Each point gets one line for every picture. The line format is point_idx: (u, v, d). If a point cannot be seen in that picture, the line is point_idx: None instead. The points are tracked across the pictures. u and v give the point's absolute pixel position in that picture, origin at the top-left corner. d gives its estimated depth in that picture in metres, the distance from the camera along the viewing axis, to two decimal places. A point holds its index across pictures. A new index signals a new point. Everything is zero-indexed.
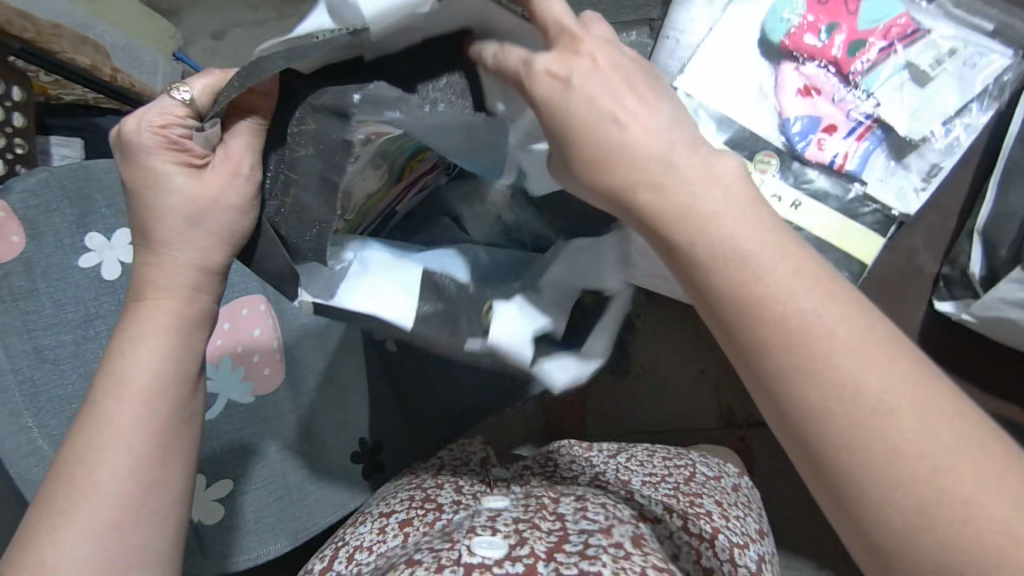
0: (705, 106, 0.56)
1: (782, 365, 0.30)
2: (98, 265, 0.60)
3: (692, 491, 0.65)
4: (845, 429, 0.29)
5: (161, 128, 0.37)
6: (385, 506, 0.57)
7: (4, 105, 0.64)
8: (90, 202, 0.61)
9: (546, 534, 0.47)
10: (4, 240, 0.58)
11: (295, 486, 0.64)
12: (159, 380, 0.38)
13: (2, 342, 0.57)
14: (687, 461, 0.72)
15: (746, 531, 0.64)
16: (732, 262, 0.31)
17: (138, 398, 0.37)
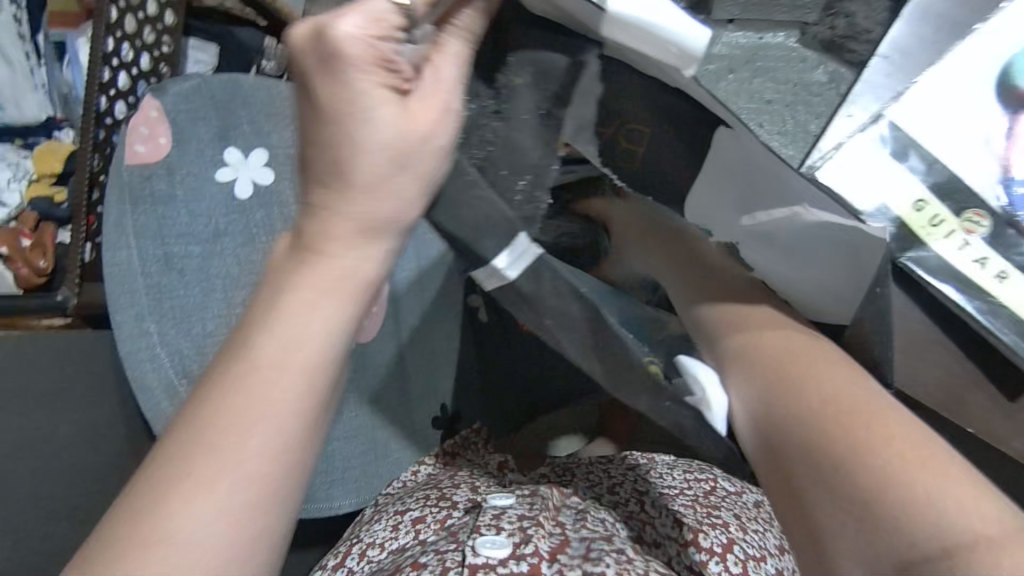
0: (918, 143, 0.44)
1: (816, 411, 0.39)
2: (232, 183, 0.61)
3: (710, 503, 0.62)
4: (845, 448, 0.37)
5: (376, 39, 0.30)
6: (400, 506, 0.60)
7: (132, 74, 0.71)
8: (232, 114, 0.63)
9: (549, 534, 0.49)
10: (152, 141, 0.58)
11: (379, 445, 0.68)
12: (302, 342, 0.34)
13: (134, 245, 0.56)
14: (710, 473, 0.67)
15: (766, 545, 0.60)
16: (781, 349, 0.43)
17: (277, 367, 0.33)
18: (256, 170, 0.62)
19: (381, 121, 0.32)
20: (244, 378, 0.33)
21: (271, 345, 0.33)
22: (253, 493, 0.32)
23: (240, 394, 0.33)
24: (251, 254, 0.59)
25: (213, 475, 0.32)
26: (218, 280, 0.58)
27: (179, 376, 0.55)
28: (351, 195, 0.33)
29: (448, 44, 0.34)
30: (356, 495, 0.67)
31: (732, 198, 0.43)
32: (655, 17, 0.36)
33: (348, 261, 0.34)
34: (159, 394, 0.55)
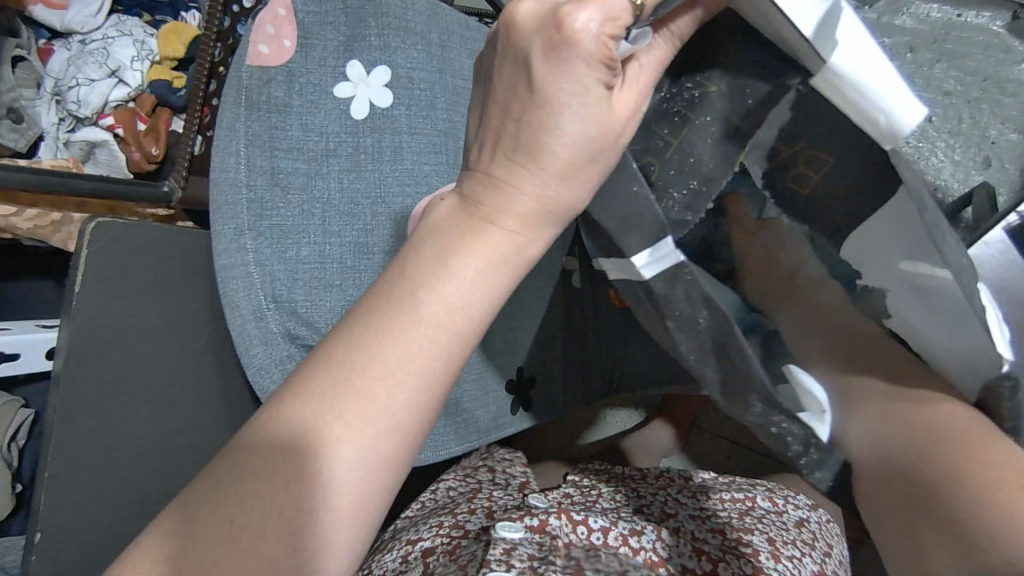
0: None
1: (915, 419, 0.39)
2: (349, 101, 0.57)
3: (743, 526, 0.63)
4: (944, 454, 0.37)
5: (609, 37, 0.31)
6: (413, 534, 0.60)
7: None
8: (362, 27, 0.58)
9: (558, 571, 0.48)
10: (277, 42, 0.55)
11: (451, 402, 0.65)
12: (463, 305, 0.34)
13: (246, 152, 0.53)
14: (747, 494, 0.68)
15: (805, 571, 0.59)
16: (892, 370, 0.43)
17: (438, 327, 0.33)
18: (376, 91, 0.58)
19: (579, 117, 0.32)
20: (397, 328, 0.33)
21: (442, 290, 0.33)
22: (396, 444, 0.34)
23: (399, 346, 0.33)
24: (355, 181, 0.57)
25: (353, 420, 0.33)
26: (321, 206, 0.55)
27: (268, 300, 0.53)
28: (545, 178, 0.34)
29: (656, 52, 0.34)
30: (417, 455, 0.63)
31: (893, 252, 0.40)
32: (871, 79, 0.33)
33: (520, 232, 0.34)
34: (245, 311, 0.53)
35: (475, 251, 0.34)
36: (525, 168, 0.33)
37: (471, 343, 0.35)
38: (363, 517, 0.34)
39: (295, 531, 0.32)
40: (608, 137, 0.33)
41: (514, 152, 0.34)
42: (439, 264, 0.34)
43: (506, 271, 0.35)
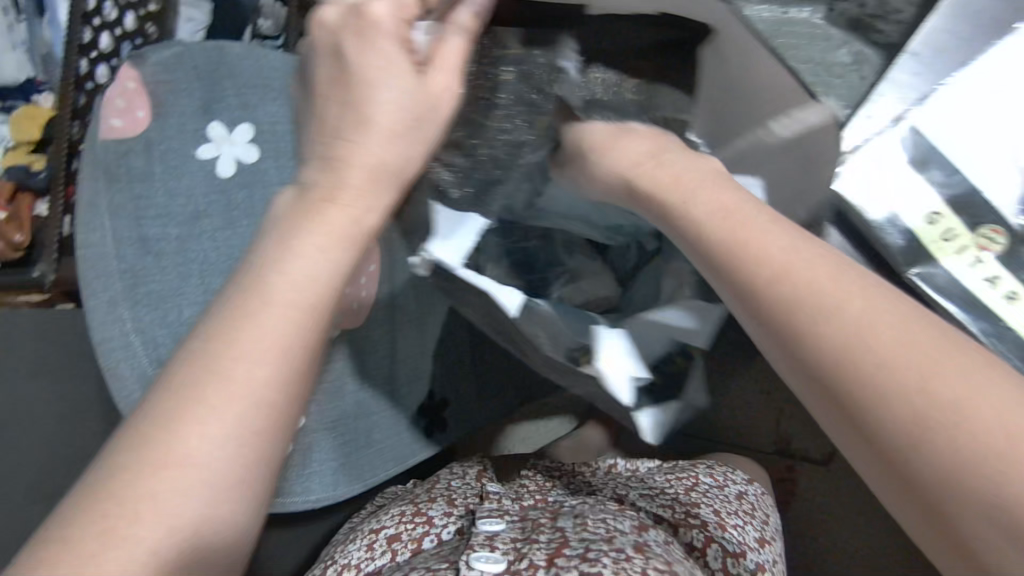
0: (936, 151, 0.48)
1: (828, 342, 0.34)
2: (216, 159, 0.59)
3: (691, 501, 0.65)
4: (834, 359, 0.33)
5: (403, 21, 0.40)
6: (374, 523, 0.61)
7: (115, 35, 0.67)
8: (219, 90, 0.60)
9: (542, 546, 0.49)
10: (129, 114, 0.55)
11: (363, 434, 0.67)
12: (311, 282, 0.37)
13: (110, 224, 0.53)
14: (690, 472, 0.71)
15: (745, 538, 0.63)
16: (804, 289, 0.35)
17: (289, 303, 0.36)
18: (241, 149, 0.60)
19: (395, 91, 0.40)
20: (254, 308, 0.36)
21: (286, 269, 0.37)
22: (265, 416, 0.35)
23: (255, 324, 0.35)
24: (230, 237, 0.58)
25: (219, 398, 0.34)
26: (197, 266, 0.56)
27: (155, 366, 0.54)
28: (374, 139, 0.40)
29: (451, 40, 0.42)
30: (333, 490, 0.66)
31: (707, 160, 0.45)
32: None
33: (353, 210, 0.39)
34: (132, 383, 0.53)
35: (315, 235, 0.37)
36: (357, 142, 0.39)
37: (327, 314, 0.38)
38: (244, 494, 0.35)
39: (189, 518, 0.33)
40: (426, 104, 0.41)
41: (341, 136, 0.40)
42: (285, 248, 0.37)
43: (349, 246, 0.38)
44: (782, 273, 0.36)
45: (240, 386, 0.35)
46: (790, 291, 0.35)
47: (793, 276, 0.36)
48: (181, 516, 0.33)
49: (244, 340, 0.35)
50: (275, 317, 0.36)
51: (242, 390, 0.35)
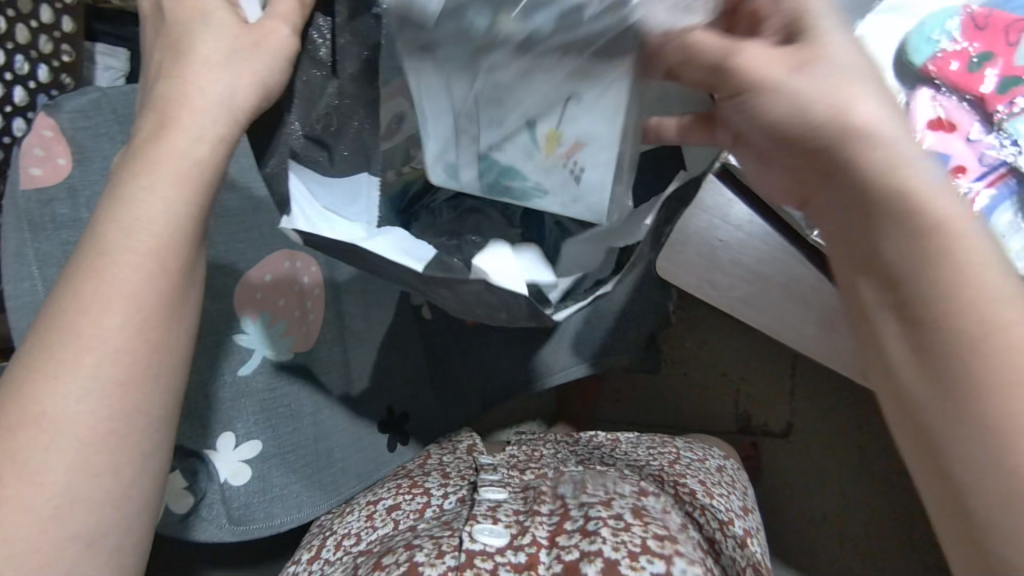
0: None
1: (941, 274, 0.37)
2: None
3: (678, 471, 0.66)
4: (923, 284, 0.37)
5: None
6: (371, 496, 0.61)
7: (28, 88, 0.67)
8: None
9: (545, 519, 0.48)
10: (51, 161, 0.56)
11: (324, 453, 0.67)
12: (160, 234, 0.38)
13: (40, 272, 0.53)
14: (672, 447, 0.72)
15: (731, 508, 0.65)
16: (940, 218, 0.37)
17: (142, 254, 0.38)
18: None
19: (221, 32, 0.41)
20: (102, 261, 0.38)
21: (125, 221, 0.38)
22: (126, 371, 0.38)
23: (107, 273, 0.37)
24: None
25: (79, 356, 0.37)
26: None
27: None
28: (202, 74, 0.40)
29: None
30: (295, 512, 0.65)
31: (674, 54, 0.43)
32: None
33: (184, 145, 0.39)
34: None
35: (158, 176, 0.39)
36: (191, 77, 0.40)
37: (178, 258, 0.39)
38: (125, 445, 0.38)
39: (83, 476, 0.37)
40: (256, 32, 0.42)
41: (173, 79, 0.40)
42: (125, 199, 0.38)
43: (183, 184, 0.39)
44: (891, 175, 0.38)
45: (92, 346, 0.37)
46: (908, 201, 0.37)
47: (903, 185, 0.38)
48: (56, 470, 0.36)
49: (97, 296, 0.37)
50: (129, 270, 0.38)
51: (111, 354, 0.37)
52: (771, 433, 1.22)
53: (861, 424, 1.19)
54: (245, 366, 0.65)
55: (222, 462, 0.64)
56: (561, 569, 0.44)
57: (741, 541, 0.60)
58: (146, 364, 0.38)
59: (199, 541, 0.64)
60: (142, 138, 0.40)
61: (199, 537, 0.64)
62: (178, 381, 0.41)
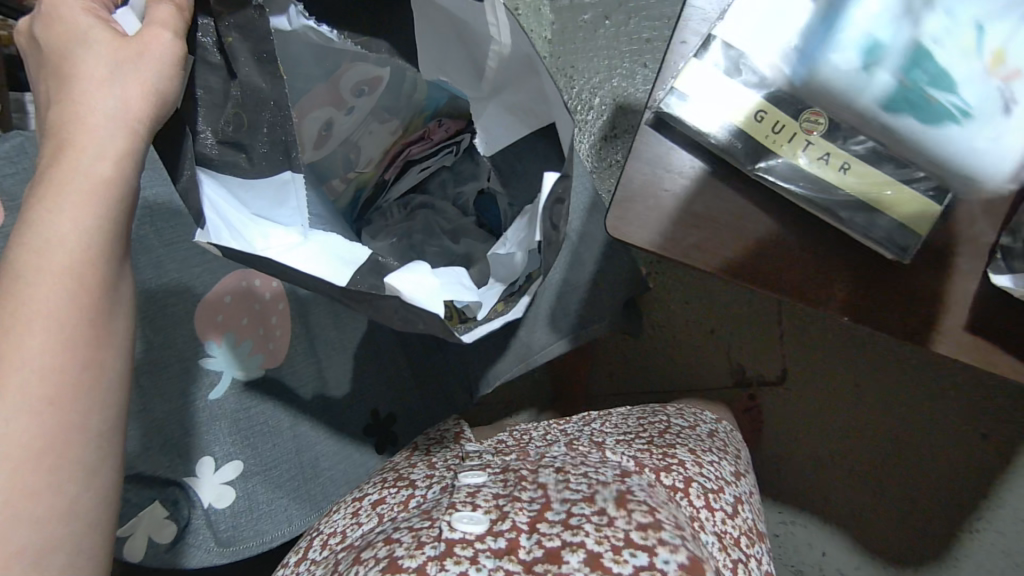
0: (746, 58, 0.55)
1: None
2: None
3: (666, 443, 0.63)
4: None
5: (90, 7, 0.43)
6: (358, 493, 0.60)
7: None
8: None
9: (526, 505, 0.47)
10: None
11: (309, 464, 0.68)
12: (80, 249, 0.40)
13: None
14: (662, 418, 0.71)
15: (721, 475, 0.62)
16: None
17: (65, 272, 0.39)
18: None
19: (99, 52, 0.41)
20: (18, 285, 0.39)
21: (37, 245, 0.39)
22: (55, 385, 0.38)
23: (30, 293, 0.39)
24: None
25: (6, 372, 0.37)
26: None
27: None
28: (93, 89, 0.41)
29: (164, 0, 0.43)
30: (285, 527, 0.66)
31: None
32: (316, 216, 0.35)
33: (85, 165, 0.40)
34: None
35: (66, 199, 0.40)
36: (80, 98, 0.41)
37: (92, 277, 0.40)
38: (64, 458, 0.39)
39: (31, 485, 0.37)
40: (135, 42, 0.42)
41: (63, 105, 0.41)
42: (33, 222, 0.39)
43: (87, 205, 0.40)
44: None
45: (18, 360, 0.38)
46: None
47: None
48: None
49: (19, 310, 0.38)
50: (54, 287, 0.39)
51: (51, 366, 0.38)
52: (767, 382, 1.22)
53: (854, 357, 1.20)
54: (215, 391, 0.64)
55: (204, 487, 0.64)
56: (542, 555, 0.43)
57: (731, 511, 0.58)
58: (77, 376, 0.39)
59: (191, 566, 0.64)
60: (45, 162, 0.41)
61: (193, 564, 0.64)
62: (116, 395, 0.42)
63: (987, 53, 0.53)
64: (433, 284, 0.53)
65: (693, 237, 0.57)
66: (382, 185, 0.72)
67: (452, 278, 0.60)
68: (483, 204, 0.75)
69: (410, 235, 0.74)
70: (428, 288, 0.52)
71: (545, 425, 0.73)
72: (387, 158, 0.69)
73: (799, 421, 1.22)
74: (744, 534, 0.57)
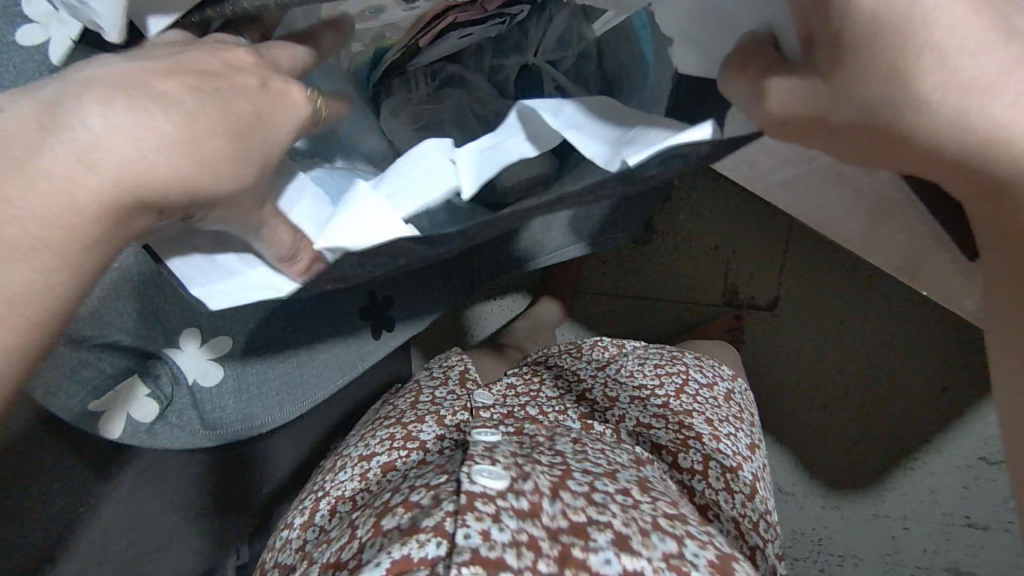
0: None
1: None
2: (48, 44, 0.53)
3: (684, 410, 0.71)
4: None
5: None
6: (363, 449, 0.69)
7: None
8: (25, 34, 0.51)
9: (546, 471, 0.57)
10: None
11: (300, 348, 0.67)
12: None
13: None
14: (681, 369, 0.77)
15: (738, 449, 0.70)
16: None
17: None
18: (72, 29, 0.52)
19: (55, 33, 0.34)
20: None
21: None
22: None
23: None
24: None
25: None
26: None
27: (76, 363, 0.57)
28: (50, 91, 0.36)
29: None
30: (274, 412, 0.68)
31: None
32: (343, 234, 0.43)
33: None
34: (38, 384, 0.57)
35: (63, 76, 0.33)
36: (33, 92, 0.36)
37: None
38: None
39: None
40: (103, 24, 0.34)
41: None
42: None
43: None
44: None
45: None
46: None
47: None
48: None
49: None
50: None
51: None
52: (757, 306, 1.19)
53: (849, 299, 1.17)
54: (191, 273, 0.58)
55: (190, 365, 0.63)
56: (568, 527, 0.50)
57: (748, 493, 0.67)
58: None
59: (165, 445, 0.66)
60: None
61: (167, 442, 0.65)
62: None
63: None
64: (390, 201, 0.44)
65: (781, 175, 0.51)
66: (411, 52, 0.59)
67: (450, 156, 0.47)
68: (527, 82, 0.64)
69: (435, 119, 0.63)
70: (388, 219, 0.43)
71: (557, 358, 0.80)
72: (423, 22, 0.54)
73: (786, 363, 1.19)
74: (760, 517, 0.66)
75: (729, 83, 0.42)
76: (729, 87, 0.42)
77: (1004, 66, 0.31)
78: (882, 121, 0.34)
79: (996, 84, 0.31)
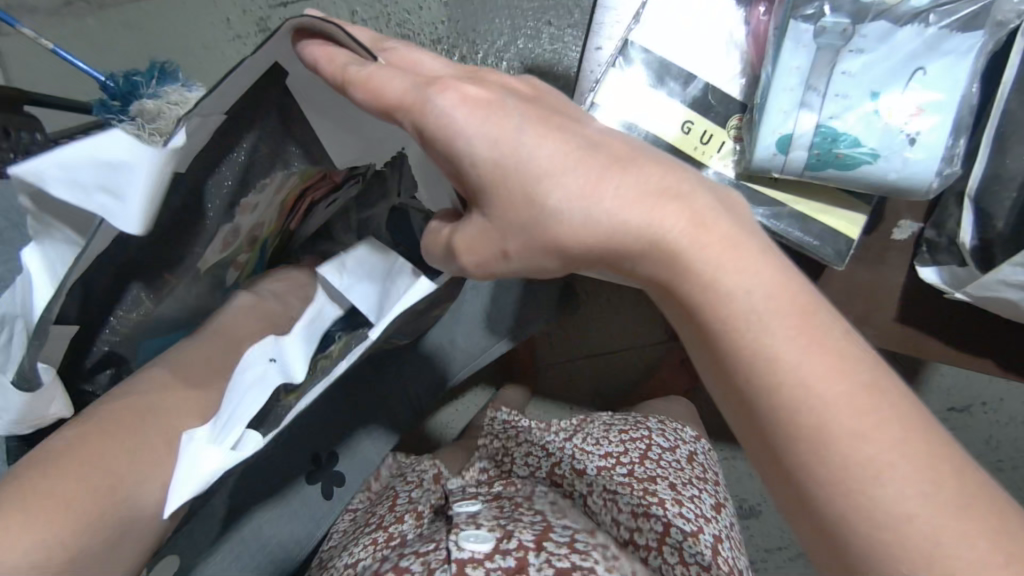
0: (669, 68, 0.48)
1: (855, 528, 0.30)
2: None
3: (647, 475, 0.74)
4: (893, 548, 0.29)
5: None
6: (349, 556, 0.68)
7: None
8: None
9: (530, 527, 0.61)
10: None
11: (256, 540, 0.70)
12: None
13: None
14: (644, 433, 0.79)
15: (701, 513, 0.72)
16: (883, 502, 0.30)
17: None
18: None
19: None
20: None
21: None
22: None
23: None
24: None
25: None
26: None
27: None
28: None
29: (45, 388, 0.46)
30: None
31: None
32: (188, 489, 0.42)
33: None
34: None
35: None
36: None
37: None
38: None
39: None
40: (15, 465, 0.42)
41: None
42: None
43: None
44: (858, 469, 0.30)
45: None
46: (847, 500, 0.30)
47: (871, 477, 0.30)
48: None
49: None
50: None
51: None
52: None
53: None
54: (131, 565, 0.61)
55: None
56: (553, 573, 0.56)
57: (708, 561, 0.67)
58: None
59: None
60: None
61: None
62: None
63: (878, 108, 0.42)
64: (219, 455, 0.42)
65: None
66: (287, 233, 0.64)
67: (258, 363, 0.49)
68: None
69: None
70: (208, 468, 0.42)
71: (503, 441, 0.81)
72: (286, 207, 0.59)
73: None
74: None
75: (430, 237, 0.41)
76: (430, 245, 0.41)
77: (593, 176, 0.33)
78: (540, 240, 0.35)
79: (597, 189, 0.33)
